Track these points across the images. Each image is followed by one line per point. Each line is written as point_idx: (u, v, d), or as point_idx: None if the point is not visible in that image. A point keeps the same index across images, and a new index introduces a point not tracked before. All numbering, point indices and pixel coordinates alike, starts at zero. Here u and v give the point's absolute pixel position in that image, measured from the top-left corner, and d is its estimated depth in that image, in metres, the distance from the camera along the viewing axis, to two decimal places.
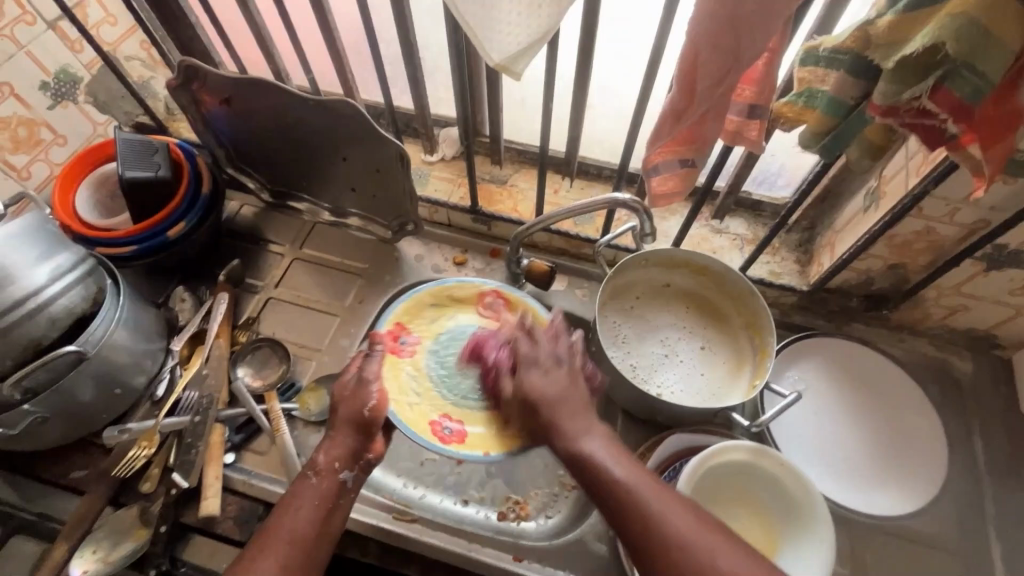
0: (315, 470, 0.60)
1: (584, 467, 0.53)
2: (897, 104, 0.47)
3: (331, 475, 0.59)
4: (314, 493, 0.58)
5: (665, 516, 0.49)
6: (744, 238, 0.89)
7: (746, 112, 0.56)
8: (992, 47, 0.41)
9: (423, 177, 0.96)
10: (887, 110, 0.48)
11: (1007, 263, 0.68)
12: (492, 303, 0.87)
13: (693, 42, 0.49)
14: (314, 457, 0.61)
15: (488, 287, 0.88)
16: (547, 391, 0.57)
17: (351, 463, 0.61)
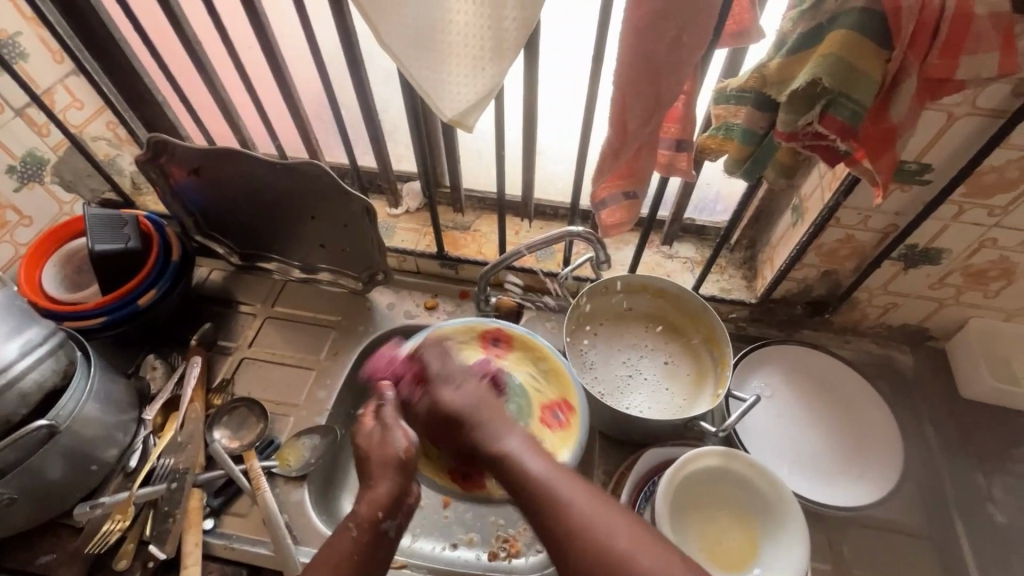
0: (356, 522, 0.56)
1: (506, 462, 0.54)
2: (796, 130, 0.54)
3: (370, 526, 0.56)
4: (353, 547, 0.55)
5: (574, 505, 0.49)
6: (693, 261, 0.96)
7: (675, 146, 0.64)
8: (859, 79, 0.49)
9: (389, 229, 1.00)
10: (790, 135, 0.55)
11: (920, 260, 0.76)
12: (495, 342, 0.82)
13: (622, 90, 0.57)
14: (356, 507, 0.58)
15: (492, 325, 0.82)
16: (464, 403, 0.61)
17: (393, 510, 0.58)
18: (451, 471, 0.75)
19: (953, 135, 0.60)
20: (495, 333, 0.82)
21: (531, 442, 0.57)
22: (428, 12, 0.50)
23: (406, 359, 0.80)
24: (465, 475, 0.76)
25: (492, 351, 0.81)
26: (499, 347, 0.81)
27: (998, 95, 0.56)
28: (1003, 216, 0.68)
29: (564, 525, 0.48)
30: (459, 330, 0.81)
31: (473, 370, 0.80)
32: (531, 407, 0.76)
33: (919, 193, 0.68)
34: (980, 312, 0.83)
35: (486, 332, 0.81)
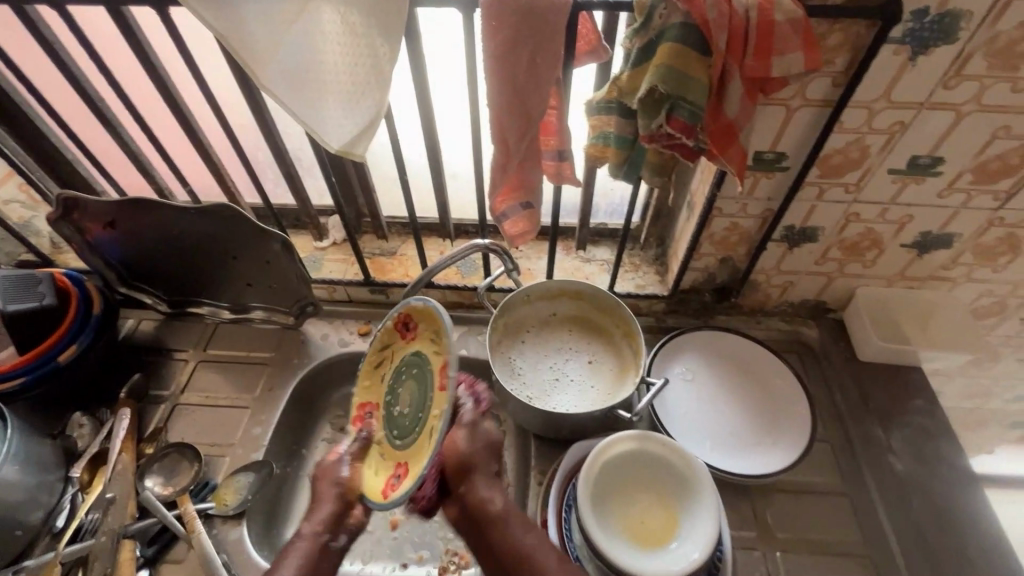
0: (300, 534, 0.59)
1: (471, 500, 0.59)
2: (653, 132, 0.60)
3: (314, 541, 0.58)
4: (296, 554, 0.58)
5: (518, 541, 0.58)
6: (609, 262, 1.02)
7: (557, 157, 0.70)
8: (691, 83, 0.55)
9: (317, 261, 1.03)
10: (650, 137, 0.61)
11: (800, 239, 0.84)
12: (405, 326, 0.71)
13: (495, 111, 0.62)
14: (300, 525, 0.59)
15: (398, 309, 0.70)
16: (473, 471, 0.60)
17: (337, 529, 0.60)
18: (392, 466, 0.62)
19: (796, 124, 0.68)
20: (404, 316, 0.70)
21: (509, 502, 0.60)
22: (299, 55, 0.55)
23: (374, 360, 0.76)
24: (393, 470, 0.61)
25: (407, 339, 0.69)
26: (406, 332, 0.70)
27: (822, 87, 0.64)
28: (857, 191, 0.76)
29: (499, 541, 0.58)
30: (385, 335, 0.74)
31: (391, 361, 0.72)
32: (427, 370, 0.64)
33: (782, 179, 0.75)
34: (864, 281, 0.91)
35: (395, 318, 0.71)
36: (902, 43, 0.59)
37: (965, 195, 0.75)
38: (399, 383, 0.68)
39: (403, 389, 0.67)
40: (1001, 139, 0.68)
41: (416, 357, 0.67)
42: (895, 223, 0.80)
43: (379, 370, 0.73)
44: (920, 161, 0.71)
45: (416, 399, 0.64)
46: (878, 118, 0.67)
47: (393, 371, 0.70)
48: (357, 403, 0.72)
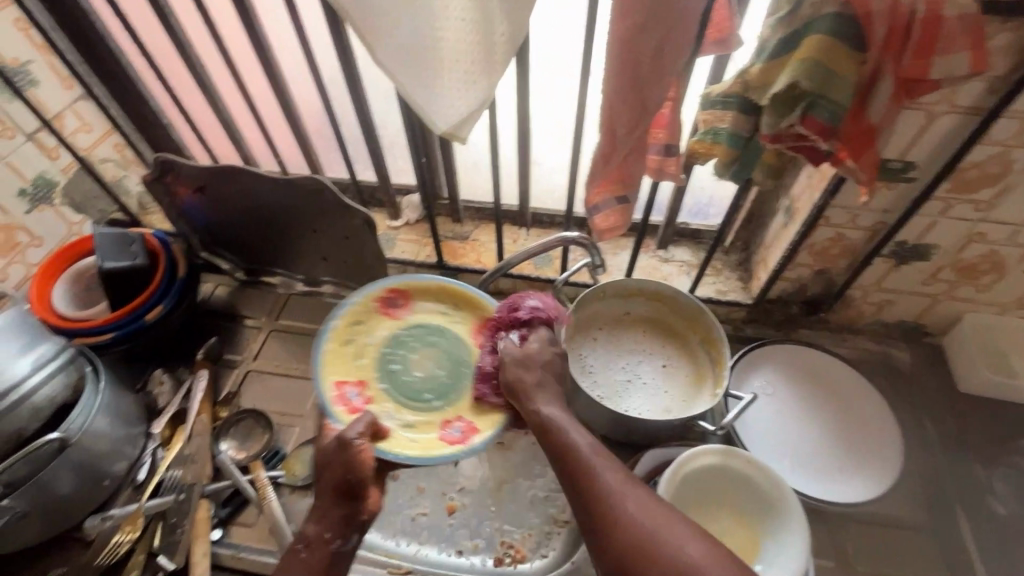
0: (305, 542, 0.60)
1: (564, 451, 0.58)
2: (779, 132, 0.56)
3: (323, 544, 0.60)
4: (301, 565, 0.59)
5: (632, 509, 0.51)
6: (688, 264, 0.98)
7: (664, 151, 0.66)
8: (836, 80, 0.51)
9: (390, 241, 1.03)
10: (774, 137, 0.57)
11: (910, 256, 0.78)
12: (393, 301, 0.84)
13: (609, 100, 0.59)
14: (306, 526, 0.61)
15: (378, 290, 0.84)
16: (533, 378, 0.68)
17: (345, 530, 0.61)
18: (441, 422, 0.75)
19: (934, 132, 0.62)
20: (388, 292, 0.84)
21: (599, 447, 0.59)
22: (420, 30, 0.53)
23: (341, 347, 0.79)
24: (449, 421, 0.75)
25: (397, 312, 0.83)
26: (400, 308, 0.84)
27: (974, 93, 0.58)
28: (988, 211, 0.70)
29: (598, 507, 0.52)
30: (360, 312, 0.82)
31: (372, 341, 0.81)
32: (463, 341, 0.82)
33: (905, 190, 0.69)
34: (973, 307, 0.84)
35: (378, 297, 0.84)
36: None
37: None
38: (398, 352, 0.80)
39: (415, 355, 0.80)
40: None
41: (421, 329, 0.82)
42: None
43: (358, 355, 0.79)
44: None
45: (436, 364, 0.80)
46: None
47: (378, 352, 0.80)
48: (329, 383, 0.76)
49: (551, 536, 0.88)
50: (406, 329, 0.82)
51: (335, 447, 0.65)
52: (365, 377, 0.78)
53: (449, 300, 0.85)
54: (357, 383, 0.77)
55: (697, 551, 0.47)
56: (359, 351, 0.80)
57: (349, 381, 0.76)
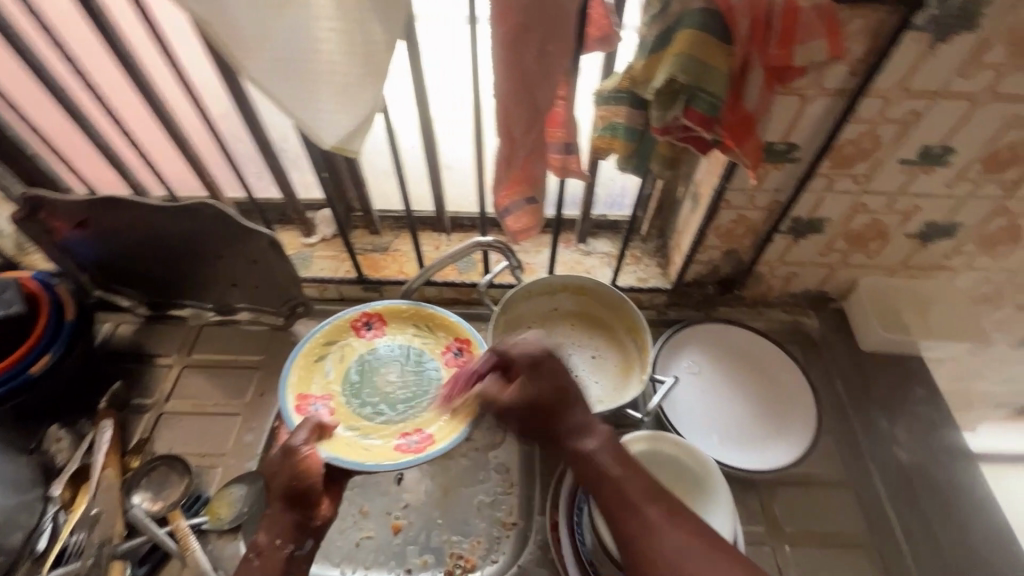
0: (258, 551, 0.63)
1: (578, 457, 0.57)
2: (666, 125, 0.57)
3: (274, 552, 0.63)
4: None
5: (643, 509, 0.53)
6: (609, 255, 1.00)
7: (564, 149, 0.66)
8: (709, 72, 0.53)
9: (306, 259, 0.99)
10: (663, 129, 0.58)
11: (806, 230, 0.83)
12: (367, 325, 0.85)
13: (501, 103, 0.58)
14: (257, 538, 0.64)
15: (358, 313, 0.85)
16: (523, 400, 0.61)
17: (298, 536, 0.64)
18: (400, 434, 0.77)
19: (810, 114, 0.66)
20: (365, 316, 0.85)
21: (612, 444, 0.58)
22: (291, 43, 0.50)
23: (311, 363, 0.80)
24: (411, 432, 0.76)
25: (368, 334, 0.84)
26: (375, 330, 0.85)
27: (840, 76, 0.62)
28: (866, 183, 0.75)
29: (624, 517, 0.53)
30: (331, 332, 0.83)
31: (344, 359, 0.82)
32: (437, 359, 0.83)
33: (793, 170, 0.73)
34: (866, 271, 0.91)
35: (355, 321, 0.84)
36: (924, 30, 0.57)
37: (974, 184, 0.74)
38: (372, 373, 0.82)
39: (382, 375, 0.81)
40: (1014, 129, 0.67)
41: (389, 352, 0.83)
42: (901, 214, 0.80)
43: (332, 371, 0.81)
44: (931, 151, 0.70)
45: (408, 381, 0.81)
46: (894, 107, 0.65)
47: (349, 371, 0.81)
48: (294, 397, 0.77)
49: (500, 540, 0.88)
50: (383, 349, 0.83)
51: (291, 459, 0.66)
52: (333, 391, 0.79)
53: (438, 328, 0.85)
54: (324, 398, 0.78)
55: (680, 540, 0.51)
56: (331, 365, 0.81)
57: (313, 394, 0.78)
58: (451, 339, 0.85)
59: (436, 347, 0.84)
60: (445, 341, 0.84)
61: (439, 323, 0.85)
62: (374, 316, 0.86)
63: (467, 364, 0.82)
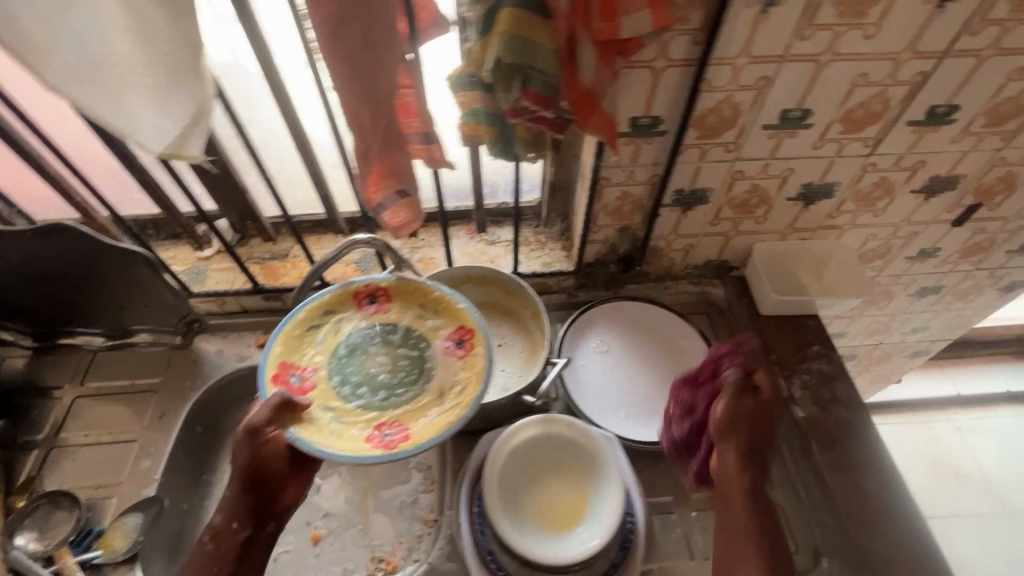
0: (215, 533, 0.64)
1: (723, 471, 0.72)
2: (514, 108, 0.57)
3: (230, 534, 0.64)
4: (205, 557, 0.63)
5: (734, 520, 0.68)
6: (514, 242, 0.99)
7: (424, 139, 0.65)
8: (535, 50, 0.52)
9: (200, 273, 0.95)
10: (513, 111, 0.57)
11: (692, 201, 0.84)
12: (370, 299, 0.75)
13: (340, 97, 0.57)
14: (213, 520, 0.64)
15: (360, 283, 0.75)
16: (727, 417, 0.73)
17: (260, 520, 0.65)
18: (371, 425, 0.66)
19: (665, 86, 0.66)
20: (367, 288, 0.75)
21: (741, 451, 0.72)
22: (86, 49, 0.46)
23: (299, 334, 0.71)
24: (381, 427, 0.66)
25: (367, 308, 0.75)
26: (377, 304, 0.75)
27: (683, 46, 0.62)
28: (737, 150, 0.76)
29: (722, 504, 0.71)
30: (333, 301, 0.74)
31: (336, 332, 0.72)
32: (425, 352, 0.71)
33: (664, 144, 0.74)
34: (759, 237, 0.93)
35: (357, 291, 0.75)
36: None
37: (839, 144, 0.76)
38: (363, 350, 0.72)
39: (371, 356, 0.71)
40: (861, 87, 0.69)
41: (390, 328, 0.73)
42: (778, 177, 0.81)
43: (323, 343, 0.71)
44: (790, 114, 0.71)
45: (396, 368, 0.70)
46: (744, 73, 0.66)
47: (337, 347, 0.71)
48: (273, 366, 0.68)
49: (422, 539, 0.87)
50: (384, 326, 0.73)
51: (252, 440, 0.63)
52: (316, 365, 0.70)
53: (440, 309, 0.74)
54: (303, 370, 0.69)
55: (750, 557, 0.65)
56: (321, 337, 0.72)
57: (296, 365, 0.69)
58: (450, 327, 0.73)
59: (439, 329, 0.73)
60: (454, 323, 0.73)
61: (446, 305, 0.74)
62: (379, 290, 0.76)
63: (467, 353, 0.71)
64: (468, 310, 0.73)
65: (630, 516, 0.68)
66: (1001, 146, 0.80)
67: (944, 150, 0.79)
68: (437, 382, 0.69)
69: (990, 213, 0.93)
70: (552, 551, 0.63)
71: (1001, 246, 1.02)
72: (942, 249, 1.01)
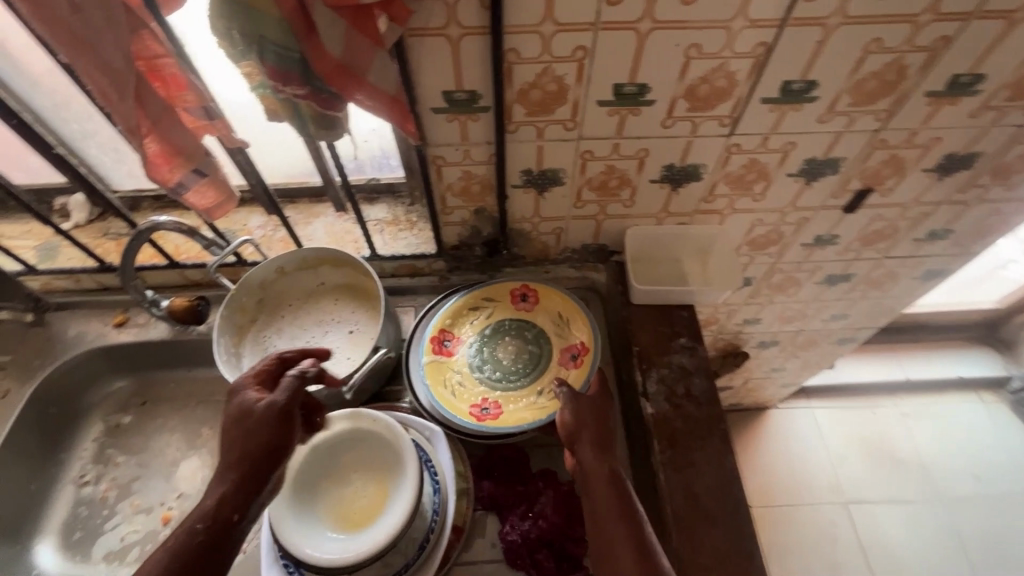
0: (213, 520, 0.56)
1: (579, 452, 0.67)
2: (280, 80, 0.52)
3: (223, 524, 0.56)
4: (197, 555, 0.54)
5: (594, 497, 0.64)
6: (384, 221, 0.94)
7: (205, 114, 0.61)
8: (261, 16, 0.48)
9: (54, 249, 0.93)
10: (278, 80, 0.51)
11: (545, 183, 0.78)
12: (524, 296, 0.86)
13: (76, 67, 0.52)
14: (208, 504, 0.56)
15: (518, 282, 0.86)
16: (568, 422, 0.69)
17: (246, 509, 0.57)
18: (474, 402, 0.77)
19: (467, 56, 0.60)
20: (525, 287, 0.86)
21: (588, 421, 0.69)
22: None
23: (461, 308, 0.85)
24: (481, 402, 0.77)
25: (520, 304, 0.85)
26: (530, 303, 0.85)
27: (473, 12, 0.56)
28: (577, 128, 0.70)
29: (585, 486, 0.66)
30: (493, 290, 0.86)
31: (490, 317, 0.85)
32: (549, 351, 0.81)
33: (490, 120, 0.68)
34: (633, 221, 0.86)
35: (514, 288, 0.86)
36: None
37: (690, 123, 0.70)
38: (507, 334, 0.84)
39: (505, 347, 0.83)
40: (696, 60, 0.62)
41: (522, 325, 0.84)
42: (633, 158, 0.75)
43: (475, 322, 0.85)
44: (624, 90, 0.65)
45: (520, 362, 0.81)
46: (555, 44, 0.60)
47: (486, 328, 0.84)
48: (434, 327, 0.83)
49: None
50: (522, 321, 0.84)
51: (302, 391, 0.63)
52: (468, 334, 0.84)
53: (569, 319, 0.82)
54: (456, 337, 0.84)
55: (610, 530, 0.61)
56: (476, 317, 0.85)
57: (449, 332, 0.83)
58: (578, 339, 0.81)
59: (565, 337, 0.82)
60: (574, 338, 0.81)
61: (577, 318, 0.82)
62: (532, 289, 0.86)
63: (582, 363, 0.78)
64: (589, 328, 0.80)
65: (434, 515, 0.69)
66: (878, 126, 0.72)
67: (814, 131, 0.72)
68: (546, 378, 0.78)
69: (883, 199, 0.86)
70: (323, 553, 0.60)
71: (907, 234, 0.95)
72: (841, 237, 0.95)
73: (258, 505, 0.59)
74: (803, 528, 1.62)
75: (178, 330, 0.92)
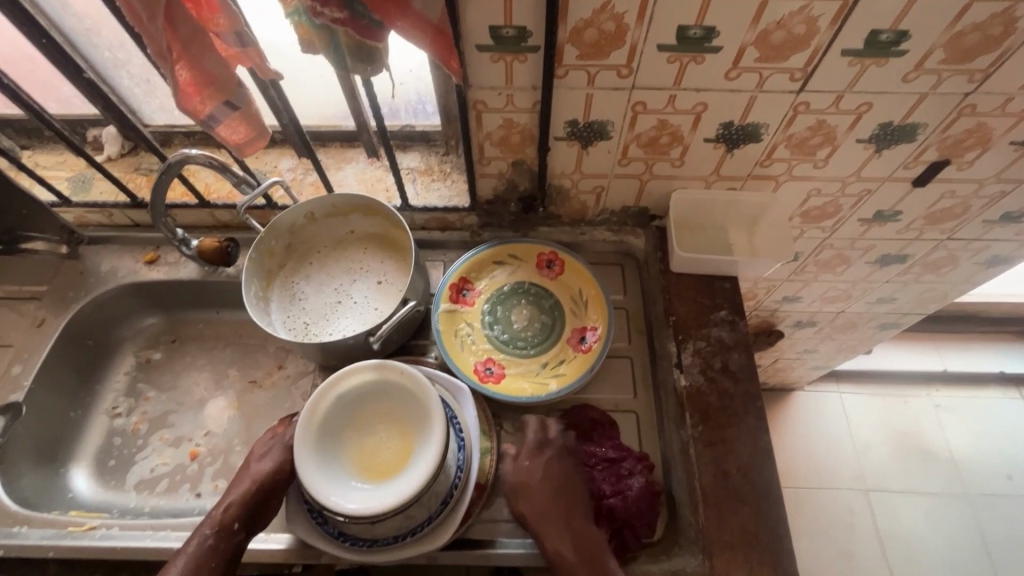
0: (220, 528, 0.66)
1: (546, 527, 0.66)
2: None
3: (229, 534, 0.66)
4: (208, 554, 0.65)
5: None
6: (416, 170, 0.90)
7: (237, 41, 0.55)
8: None
9: (87, 182, 0.92)
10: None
11: (591, 136, 0.73)
12: (549, 264, 0.85)
13: None
14: (215, 515, 0.67)
15: (548, 248, 0.85)
16: (536, 492, 0.68)
17: (249, 524, 0.67)
18: (480, 358, 0.80)
19: None
20: (552, 254, 0.85)
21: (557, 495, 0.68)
22: None
23: (486, 262, 0.85)
24: (485, 360, 0.80)
25: (543, 272, 0.85)
26: (553, 272, 0.85)
27: None
28: (631, 75, 0.64)
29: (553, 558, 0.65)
30: (521, 251, 0.85)
31: (510, 279, 0.85)
32: (561, 327, 0.82)
33: (538, 62, 0.63)
34: (680, 183, 0.81)
35: (542, 253, 0.85)
36: None
37: (757, 76, 0.64)
38: (524, 298, 0.84)
39: (521, 313, 0.83)
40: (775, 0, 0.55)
41: (541, 293, 0.84)
42: (689, 113, 0.69)
43: (495, 278, 0.85)
44: (689, 33, 0.59)
45: (531, 331, 0.82)
46: None
47: (504, 287, 0.84)
48: (456, 275, 0.84)
49: None
50: (542, 287, 0.84)
51: None
52: (485, 289, 0.84)
53: (588, 302, 0.82)
54: (476, 290, 0.84)
55: None
56: (499, 274, 0.85)
57: (471, 285, 0.84)
58: (592, 322, 0.81)
59: (579, 316, 0.82)
60: (587, 321, 0.81)
61: (596, 305, 0.81)
62: (559, 257, 0.85)
63: (591, 347, 0.79)
64: (607, 318, 0.80)
65: (458, 471, 0.68)
66: (969, 89, 0.65)
67: (894, 91, 0.65)
68: (553, 354, 0.80)
69: (959, 173, 0.78)
70: (348, 503, 0.60)
71: (979, 214, 0.88)
72: (904, 213, 0.88)
73: (261, 521, 0.69)
74: (821, 512, 1.60)
75: (208, 271, 0.91)
